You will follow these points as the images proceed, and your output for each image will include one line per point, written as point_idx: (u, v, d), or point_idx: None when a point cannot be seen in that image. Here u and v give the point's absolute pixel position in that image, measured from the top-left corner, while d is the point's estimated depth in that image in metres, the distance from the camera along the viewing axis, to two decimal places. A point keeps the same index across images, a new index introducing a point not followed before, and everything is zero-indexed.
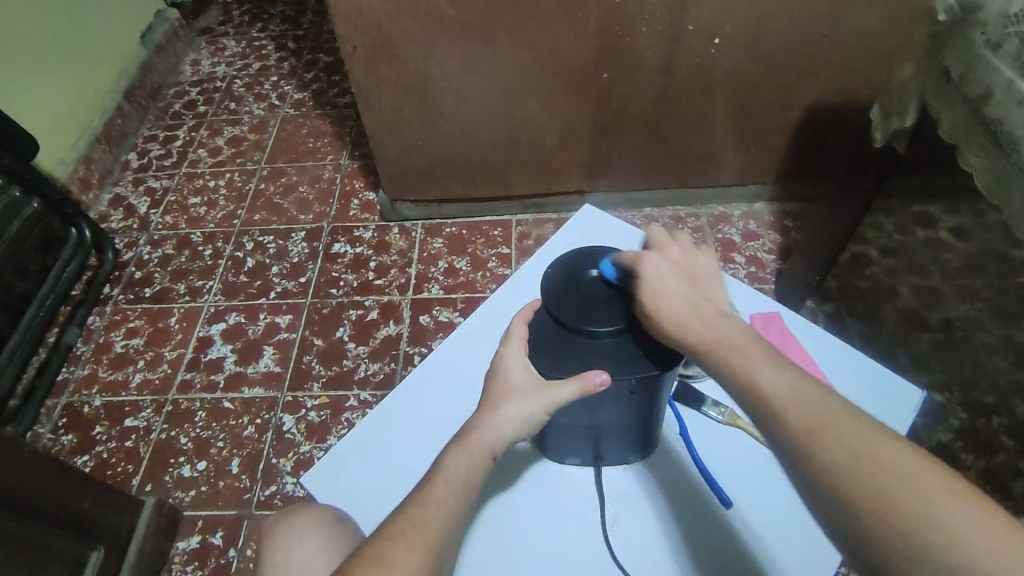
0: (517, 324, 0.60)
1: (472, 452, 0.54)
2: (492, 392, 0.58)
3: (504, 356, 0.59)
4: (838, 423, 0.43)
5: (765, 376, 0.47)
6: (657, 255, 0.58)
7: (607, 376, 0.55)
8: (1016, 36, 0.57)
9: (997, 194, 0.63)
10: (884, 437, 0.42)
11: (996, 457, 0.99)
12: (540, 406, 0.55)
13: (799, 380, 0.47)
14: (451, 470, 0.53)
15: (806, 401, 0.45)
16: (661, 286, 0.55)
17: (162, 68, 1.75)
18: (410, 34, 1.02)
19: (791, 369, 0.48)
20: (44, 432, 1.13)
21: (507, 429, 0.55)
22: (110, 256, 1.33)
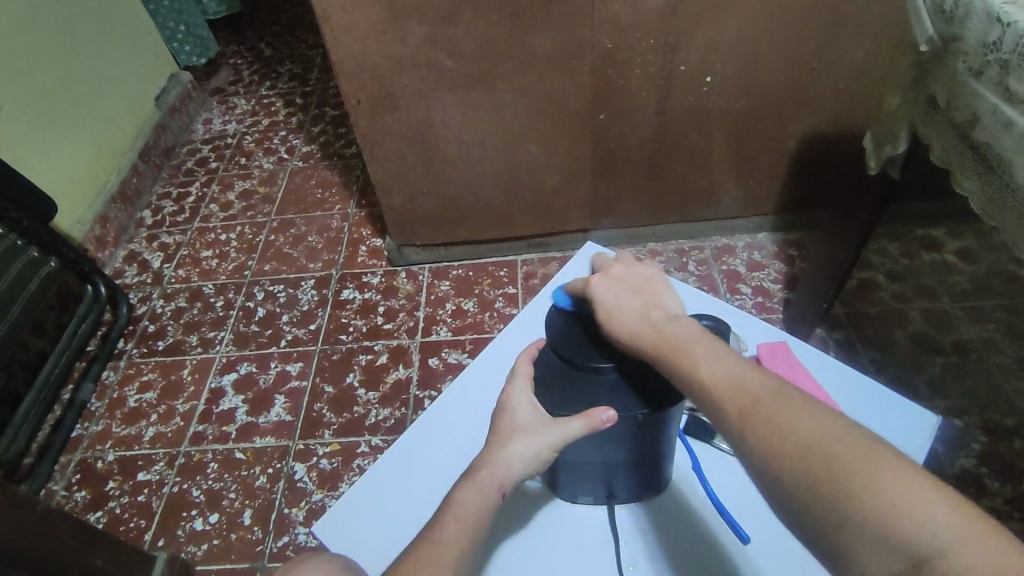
0: (522, 364, 0.61)
1: (483, 490, 0.54)
2: (498, 430, 0.58)
3: (509, 393, 0.60)
4: (766, 398, 0.42)
5: (712, 373, 0.46)
6: (605, 277, 0.59)
7: (614, 413, 0.55)
8: (996, 64, 0.58)
9: (993, 215, 0.64)
10: (821, 416, 0.41)
11: (1021, 481, 0.96)
12: (548, 442, 0.55)
13: (739, 365, 0.46)
14: (460, 508, 0.53)
15: (735, 382, 0.44)
16: (614, 303, 0.56)
17: (175, 128, 1.82)
18: (412, 87, 1.06)
19: (736, 359, 0.46)
20: (57, 490, 1.13)
21: (517, 468, 0.55)
22: (125, 310, 1.36)
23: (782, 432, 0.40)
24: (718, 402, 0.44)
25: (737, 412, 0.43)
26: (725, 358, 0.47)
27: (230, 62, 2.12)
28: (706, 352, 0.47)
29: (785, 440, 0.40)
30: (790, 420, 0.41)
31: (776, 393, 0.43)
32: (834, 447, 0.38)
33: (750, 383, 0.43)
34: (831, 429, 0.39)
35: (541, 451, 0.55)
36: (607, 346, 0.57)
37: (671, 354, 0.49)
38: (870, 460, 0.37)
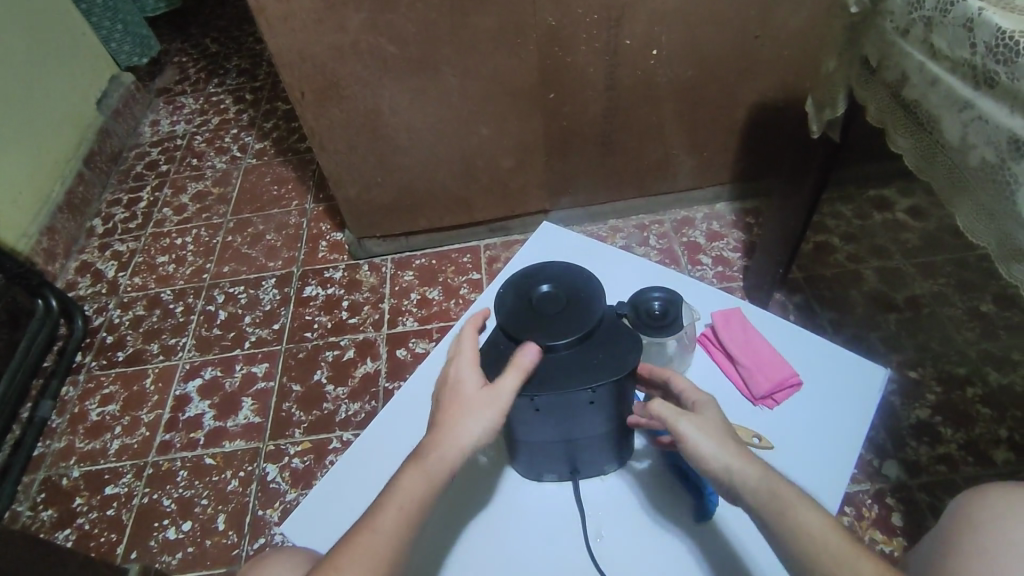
0: (468, 339, 0.61)
1: (429, 473, 0.53)
2: (444, 407, 0.57)
3: (456, 369, 0.59)
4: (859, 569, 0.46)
5: (810, 529, 0.48)
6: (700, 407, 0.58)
7: (536, 353, 0.57)
8: (920, 22, 0.60)
9: (926, 170, 0.66)
10: None
11: (975, 427, 1.00)
12: (495, 411, 0.55)
13: (833, 531, 0.48)
14: (404, 493, 0.53)
15: (846, 558, 0.46)
16: (706, 429, 0.56)
17: (120, 131, 1.76)
18: (357, 76, 1.04)
19: (828, 520, 0.49)
20: (22, 511, 1.10)
21: (467, 444, 0.54)
22: (80, 323, 1.32)
23: None
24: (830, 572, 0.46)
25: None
26: (833, 524, 0.49)
27: (174, 61, 2.06)
28: (816, 518, 0.49)
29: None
30: None
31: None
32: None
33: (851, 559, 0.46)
34: None
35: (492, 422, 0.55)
36: (556, 325, 0.59)
37: (771, 506, 0.50)
38: None
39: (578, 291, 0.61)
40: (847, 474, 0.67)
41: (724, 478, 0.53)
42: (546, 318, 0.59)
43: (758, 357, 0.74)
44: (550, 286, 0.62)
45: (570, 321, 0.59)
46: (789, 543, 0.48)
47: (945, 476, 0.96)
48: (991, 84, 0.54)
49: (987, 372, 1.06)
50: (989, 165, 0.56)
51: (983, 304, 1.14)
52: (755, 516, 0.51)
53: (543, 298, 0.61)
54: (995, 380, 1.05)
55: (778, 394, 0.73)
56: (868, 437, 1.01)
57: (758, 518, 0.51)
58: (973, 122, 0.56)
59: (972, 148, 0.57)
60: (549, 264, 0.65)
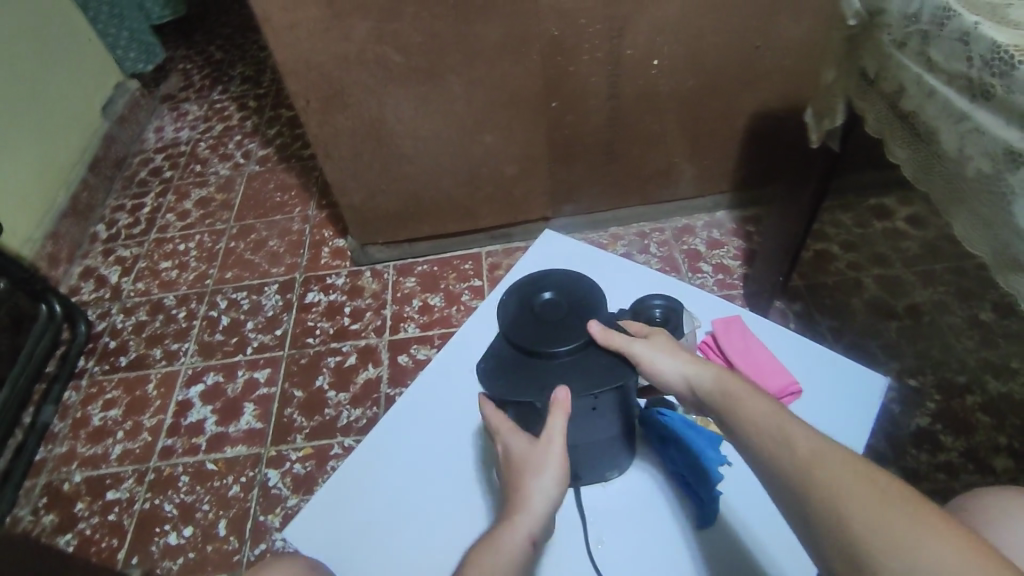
0: (494, 413, 0.61)
1: (504, 543, 0.53)
2: (510, 480, 0.58)
3: (502, 441, 0.60)
4: (789, 436, 0.46)
5: (750, 411, 0.49)
6: (660, 337, 0.60)
7: (569, 390, 0.58)
8: (916, 35, 0.61)
9: (924, 180, 0.67)
10: (847, 460, 0.43)
11: (974, 435, 1.00)
12: (559, 472, 0.57)
13: (774, 410, 0.49)
14: (479, 565, 0.52)
15: (782, 434, 0.47)
16: (663, 351, 0.58)
17: (125, 137, 1.77)
18: (362, 84, 1.05)
19: (772, 403, 0.50)
20: (24, 515, 1.10)
21: (539, 509, 0.55)
22: (83, 327, 1.33)
23: (814, 471, 0.43)
24: (765, 444, 0.47)
25: (787, 462, 0.45)
26: (776, 406, 0.49)
27: (179, 68, 2.07)
28: (762, 403, 0.50)
29: (822, 496, 0.42)
30: (828, 464, 0.43)
31: (824, 448, 0.44)
32: (878, 506, 0.39)
33: (785, 429, 0.47)
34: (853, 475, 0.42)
35: (554, 474, 0.56)
36: (558, 331, 0.61)
37: (719, 400, 0.52)
38: (880, 507, 0.39)
39: (578, 299, 0.63)
40: None
41: (686, 391, 0.56)
42: (548, 326, 0.61)
43: (759, 365, 0.74)
44: (552, 294, 0.64)
45: (572, 327, 0.61)
46: (737, 431, 0.50)
47: (944, 483, 0.96)
48: (986, 96, 0.55)
49: (987, 380, 1.06)
50: (986, 176, 0.56)
51: (983, 312, 1.15)
52: (713, 413, 0.53)
53: (544, 306, 0.63)
54: (994, 389, 1.05)
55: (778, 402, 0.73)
56: (868, 445, 1.02)
57: (715, 415, 0.52)
58: (970, 134, 0.57)
59: (969, 158, 0.58)
60: (548, 272, 0.67)
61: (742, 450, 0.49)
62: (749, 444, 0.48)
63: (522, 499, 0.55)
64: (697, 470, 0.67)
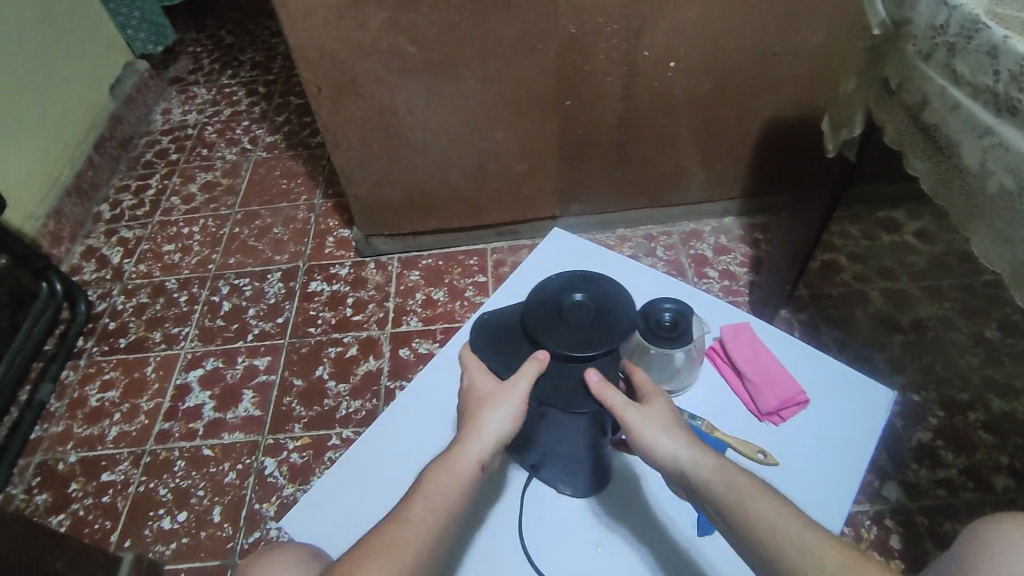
0: (468, 355, 0.64)
1: (454, 465, 0.55)
2: (470, 411, 0.59)
3: (469, 376, 0.62)
4: (811, 548, 0.47)
5: (763, 516, 0.49)
6: (658, 405, 0.59)
7: (548, 352, 0.60)
8: (943, 47, 0.60)
9: (943, 195, 0.67)
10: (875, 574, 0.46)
11: (976, 452, 1.00)
12: (515, 399, 0.58)
13: (788, 515, 0.49)
14: (430, 486, 0.55)
15: (805, 545, 0.47)
16: (656, 424, 0.57)
17: (132, 118, 1.76)
18: (376, 74, 1.05)
19: (780, 505, 0.50)
20: (17, 493, 1.10)
21: (491, 435, 0.57)
22: (83, 307, 1.32)
23: None
24: (791, 559, 0.47)
25: None
26: (785, 508, 0.50)
27: (188, 50, 2.06)
28: (772, 507, 0.50)
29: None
30: None
31: (849, 563, 0.46)
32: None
33: (805, 540, 0.48)
34: None
35: (510, 407, 0.57)
36: (585, 336, 0.60)
37: (722, 497, 0.51)
38: None
39: (609, 305, 0.62)
40: (852, 493, 0.67)
41: (680, 475, 0.55)
42: (564, 324, 0.60)
43: (767, 372, 0.74)
44: (583, 295, 0.63)
45: (598, 333, 0.60)
46: (747, 536, 0.49)
47: (944, 500, 0.96)
48: (1012, 112, 0.54)
49: (990, 399, 1.06)
50: (1008, 193, 0.56)
51: (988, 330, 1.15)
52: (712, 511, 0.52)
53: (573, 306, 0.62)
54: (998, 408, 1.05)
55: (785, 411, 0.72)
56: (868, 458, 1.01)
57: (716, 512, 0.52)
58: (993, 149, 0.56)
59: (991, 174, 0.57)
60: (584, 271, 0.66)
61: (754, 559, 0.49)
62: (766, 554, 0.48)
63: (474, 425, 0.57)
64: None
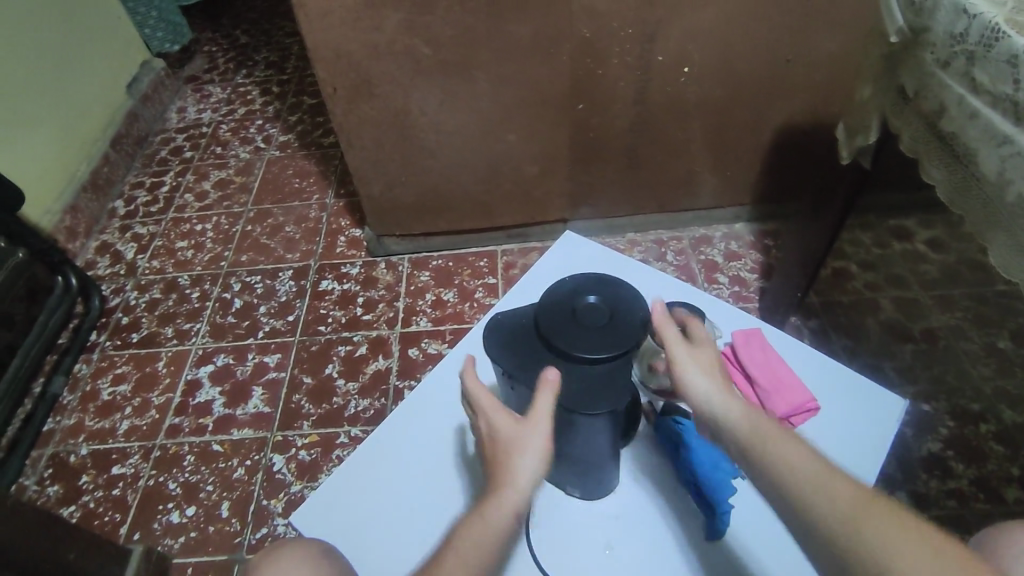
0: (478, 392, 0.60)
1: (492, 517, 0.53)
2: (494, 456, 0.56)
3: (486, 418, 0.59)
4: (830, 485, 0.46)
5: (782, 452, 0.49)
6: (706, 350, 0.61)
7: (559, 372, 0.58)
8: (961, 55, 0.60)
9: (959, 203, 0.67)
10: (896, 516, 0.43)
11: (987, 463, 0.99)
12: (541, 442, 0.56)
13: (808, 455, 0.49)
14: (468, 541, 0.52)
15: (822, 482, 0.46)
16: (697, 363, 0.59)
17: (148, 116, 1.78)
18: (391, 75, 1.05)
19: (802, 446, 0.50)
20: (29, 484, 1.11)
21: (523, 482, 0.54)
22: (97, 302, 1.33)
23: (865, 530, 0.43)
24: (804, 493, 0.46)
25: (829, 510, 0.44)
26: (806, 450, 0.49)
27: (204, 49, 2.08)
28: (792, 446, 0.49)
29: (873, 555, 0.42)
30: (879, 526, 0.43)
31: (865, 500, 0.44)
32: (938, 574, 0.40)
33: (823, 478, 0.46)
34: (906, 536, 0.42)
35: (539, 451, 0.56)
36: (600, 338, 0.59)
37: (745, 432, 0.52)
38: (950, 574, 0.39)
39: (623, 307, 0.62)
40: None
41: (707, 412, 0.56)
42: (576, 325, 0.60)
43: (777, 379, 0.73)
44: (596, 297, 0.63)
45: (613, 334, 0.59)
46: (764, 475, 0.49)
47: (954, 511, 0.95)
48: None
49: (1002, 410, 1.05)
50: None
51: (1001, 341, 1.14)
52: (734, 447, 0.52)
53: (587, 309, 0.61)
54: (1010, 419, 1.04)
55: (795, 417, 0.72)
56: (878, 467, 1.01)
57: (736, 448, 0.52)
58: (1011, 158, 0.56)
59: (1009, 182, 0.57)
60: (594, 274, 0.66)
61: (769, 496, 0.48)
62: (781, 486, 0.47)
63: (507, 475, 0.54)
64: (707, 482, 0.66)
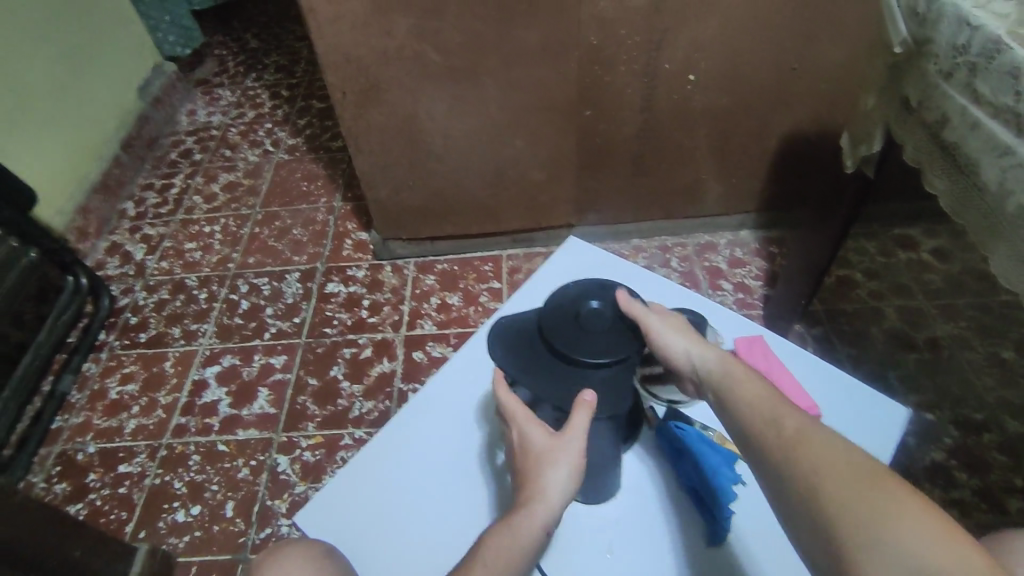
0: (512, 403, 0.61)
1: (519, 531, 0.55)
2: (526, 468, 0.58)
3: (519, 430, 0.60)
4: (780, 419, 0.47)
5: (744, 394, 0.50)
6: (677, 320, 0.61)
7: (596, 394, 0.58)
8: (963, 66, 0.60)
9: (960, 213, 0.67)
10: (836, 445, 0.44)
11: (989, 473, 0.99)
12: (573, 458, 0.57)
13: (766, 393, 0.50)
14: (493, 553, 0.54)
15: (773, 416, 0.47)
16: (674, 328, 0.60)
17: (158, 118, 1.80)
18: (399, 81, 1.07)
19: (766, 387, 0.51)
20: (37, 482, 1.12)
21: (554, 497, 0.56)
22: (107, 302, 1.35)
23: (802, 455, 0.43)
24: (756, 427, 0.47)
25: (774, 440, 0.46)
26: (768, 391, 0.50)
27: (215, 53, 2.10)
28: (755, 388, 0.51)
29: (803, 477, 0.42)
30: (817, 452, 0.43)
31: (809, 432, 0.45)
32: (859, 492, 0.40)
33: (775, 413, 0.47)
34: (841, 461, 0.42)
35: (570, 467, 0.57)
36: (605, 343, 0.60)
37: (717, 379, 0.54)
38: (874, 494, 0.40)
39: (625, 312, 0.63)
40: None
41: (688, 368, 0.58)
42: (581, 330, 0.61)
43: (779, 386, 0.74)
44: (599, 303, 0.64)
45: (617, 339, 0.60)
46: (731, 415, 0.50)
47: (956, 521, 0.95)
48: None
49: (1006, 420, 1.05)
50: None
51: (1005, 351, 1.13)
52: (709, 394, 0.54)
53: (591, 314, 0.62)
54: (1014, 430, 1.04)
55: None
56: None
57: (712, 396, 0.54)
58: (1013, 169, 0.57)
59: (1010, 193, 0.58)
60: (595, 280, 0.67)
61: (733, 435, 0.50)
62: (739, 425, 0.49)
63: (537, 490, 0.56)
64: (709, 486, 0.67)
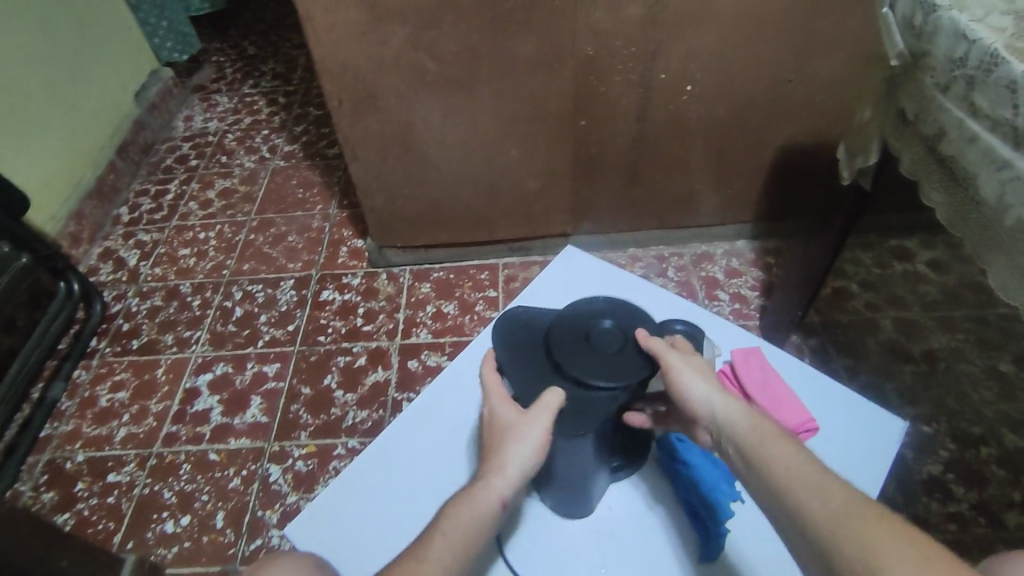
0: (489, 379, 0.61)
1: (478, 503, 0.53)
2: (492, 442, 0.57)
3: (489, 406, 0.60)
4: (822, 488, 0.44)
5: (778, 456, 0.47)
6: (699, 361, 0.58)
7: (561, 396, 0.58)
8: (961, 79, 0.60)
9: (959, 226, 0.67)
10: (885, 521, 0.41)
11: (987, 487, 0.98)
12: (539, 436, 0.56)
13: (802, 458, 0.47)
14: (449, 521, 0.52)
15: (815, 485, 0.44)
16: (694, 373, 0.56)
17: (154, 124, 1.79)
18: (395, 89, 1.06)
19: (798, 450, 0.48)
20: (24, 490, 1.10)
21: (514, 471, 0.55)
22: (99, 308, 1.33)
23: (851, 531, 0.41)
24: (796, 494, 0.45)
25: (818, 512, 0.43)
26: (803, 455, 0.47)
27: (212, 60, 2.10)
28: (788, 450, 0.48)
29: (853, 554, 0.40)
30: (868, 529, 0.40)
31: (856, 505, 0.42)
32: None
33: (817, 481, 0.45)
34: (892, 540, 0.39)
35: (534, 442, 0.55)
36: (609, 363, 0.60)
37: (745, 436, 0.50)
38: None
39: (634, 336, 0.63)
40: None
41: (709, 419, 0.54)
42: (586, 348, 0.61)
43: (776, 398, 0.73)
44: (612, 323, 0.64)
45: (621, 360, 0.60)
46: (764, 478, 0.47)
47: (954, 535, 0.94)
48: None
49: (1003, 434, 1.04)
50: None
51: (1002, 364, 1.13)
52: (734, 451, 0.51)
53: (601, 333, 0.63)
54: (1011, 444, 1.03)
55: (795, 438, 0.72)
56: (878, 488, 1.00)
57: (737, 453, 0.50)
58: (1011, 182, 0.56)
59: (1009, 207, 0.57)
60: (619, 301, 0.67)
61: (766, 502, 0.47)
62: (776, 490, 0.46)
63: (498, 463, 0.55)
64: (705, 501, 0.66)
